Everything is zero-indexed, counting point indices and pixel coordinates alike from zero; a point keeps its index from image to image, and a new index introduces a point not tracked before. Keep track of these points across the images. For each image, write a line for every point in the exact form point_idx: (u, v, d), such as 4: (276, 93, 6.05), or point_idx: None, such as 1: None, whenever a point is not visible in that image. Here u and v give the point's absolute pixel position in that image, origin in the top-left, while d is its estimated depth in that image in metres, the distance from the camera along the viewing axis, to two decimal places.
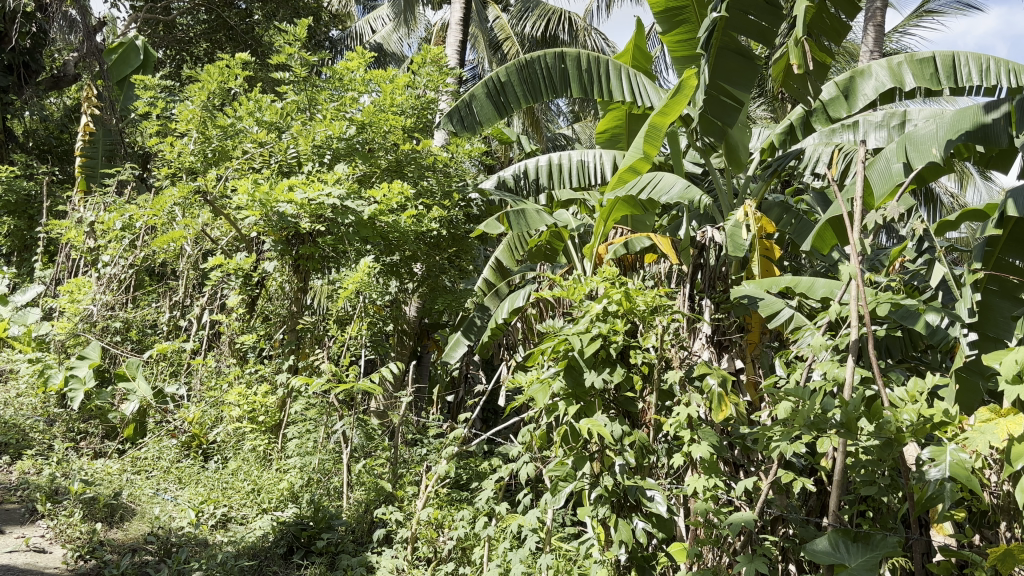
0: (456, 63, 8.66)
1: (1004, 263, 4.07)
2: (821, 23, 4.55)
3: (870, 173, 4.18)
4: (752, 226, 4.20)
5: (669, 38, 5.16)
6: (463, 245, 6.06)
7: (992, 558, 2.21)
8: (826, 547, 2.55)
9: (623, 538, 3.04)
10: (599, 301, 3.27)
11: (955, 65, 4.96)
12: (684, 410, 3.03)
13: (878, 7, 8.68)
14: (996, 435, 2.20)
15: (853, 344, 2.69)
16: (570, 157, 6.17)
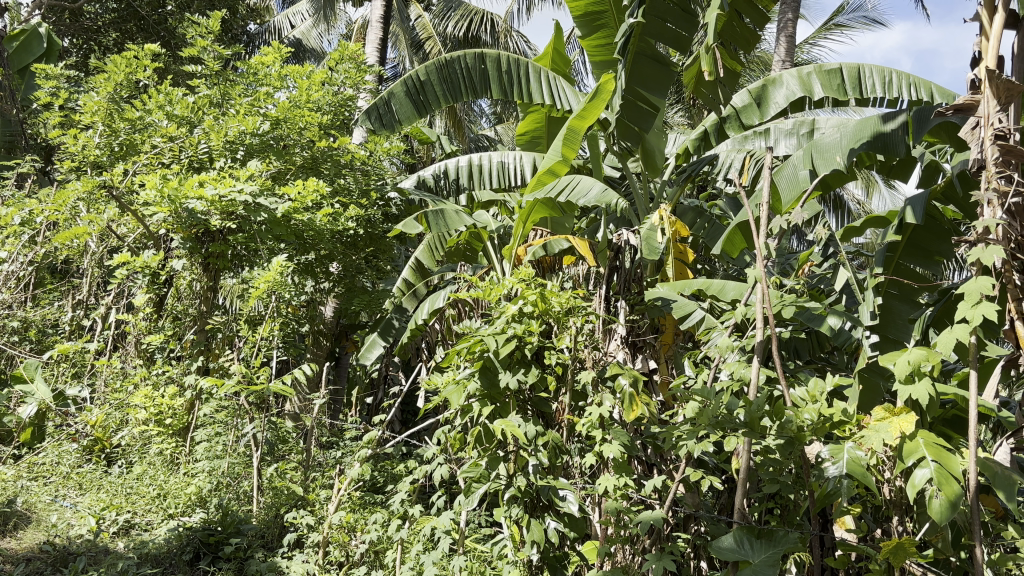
0: (376, 61, 8.57)
1: (903, 268, 4.23)
2: (731, 31, 4.65)
3: (778, 180, 4.27)
4: (667, 230, 4.30)
5: (589, 43, 5.21)
6: (381, 245, 5.98)
7: (885, 552, 2.30)
8: (731, 544, 2.61)
9: (535, 538, 3.04)
10: (514, 302, 3.26)
11: (860, 76, 5.14)
12: (596, 410, 3.05)
13: (790, 19, 8.94)
14: (889, 432, 2.32)
15: (759, 345, 2.78)
16: (491, 157, 6.16)
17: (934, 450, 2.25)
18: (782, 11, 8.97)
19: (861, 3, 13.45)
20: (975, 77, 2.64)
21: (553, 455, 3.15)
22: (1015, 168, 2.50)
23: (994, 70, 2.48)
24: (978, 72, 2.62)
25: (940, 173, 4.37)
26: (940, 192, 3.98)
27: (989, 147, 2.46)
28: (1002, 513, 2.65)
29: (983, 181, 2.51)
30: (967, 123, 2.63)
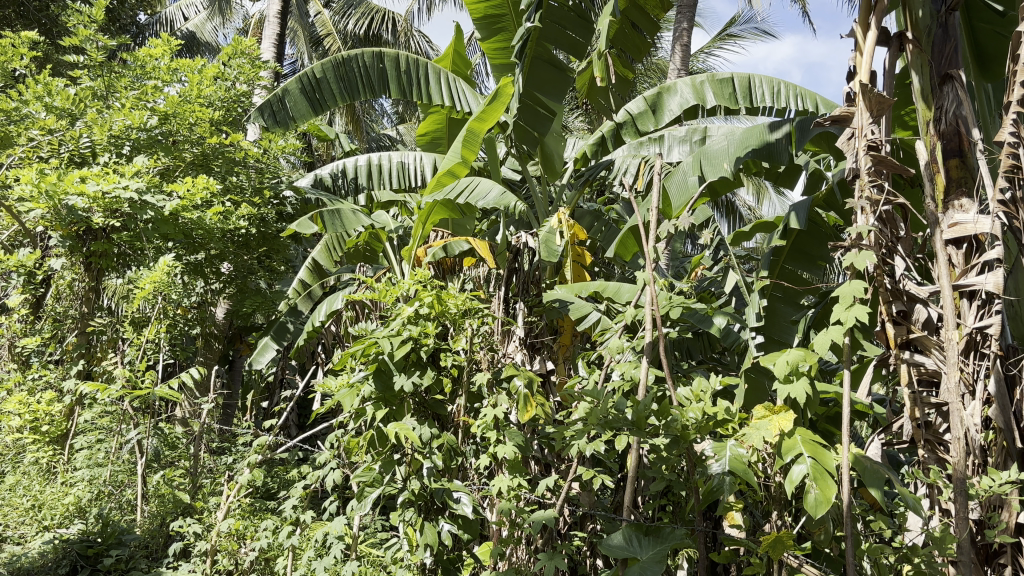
0: (273, 57, 8.38)
1: (787, 271, 4.40)
2: (623, 37, 4.75)
3: (669, 185, 4.36)
4: (565, 233, 4.33)
5: (488, 45, 5.23)
6: (274, 244, 5.79)
7: (764, 545, 2.39)
8: (620, 542, 2.66)
9: (429, 542, 3.00)
10: (410, 304, 3.23)
11: (750, 86, 5.32)
12: (491, 411, 3.06)
13: (686, 28, 9.18)
14: (769, 431, 2.41)
15: (649, 345, 2.85)
16: (391, 157, 6.09)
17: (810, 447, 2.35)
18: (678, 20, 9.21)
19: (752, 16, 13.97)
20: (851, 90, 2.77)
21: (447, 457, 3.13)
22: (886, 177, 2.63)
23: (868, 84, 2.61)
24: (853, 86, 2.75)
25: (823, 181, 4.59)
26: (822, 200, 4.17)
27: (862, 157, 2.58)
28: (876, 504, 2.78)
29: (857, 190, 2.62)
30: (844, 134, 2.75)
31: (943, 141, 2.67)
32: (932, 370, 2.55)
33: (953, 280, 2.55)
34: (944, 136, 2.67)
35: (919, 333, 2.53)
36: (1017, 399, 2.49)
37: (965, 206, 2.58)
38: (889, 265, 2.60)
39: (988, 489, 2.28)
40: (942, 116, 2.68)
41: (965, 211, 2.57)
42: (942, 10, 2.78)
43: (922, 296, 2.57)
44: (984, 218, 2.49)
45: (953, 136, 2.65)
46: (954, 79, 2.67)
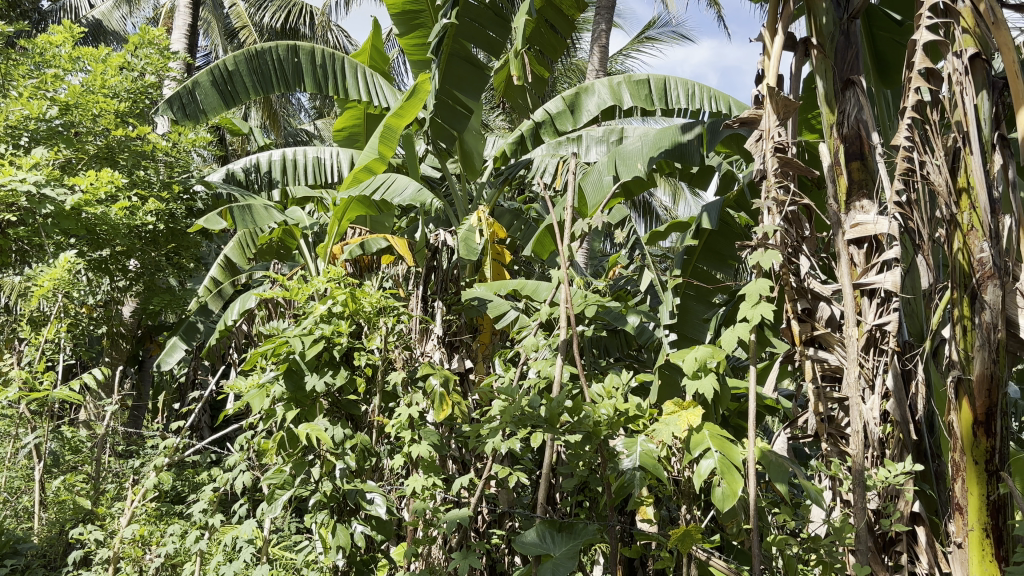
0: (184, 47, 8.14)
1: (700, 270, 4.52)
2: (540, 37, 4.76)
3: (585, 185, 4.40)
4: (485, 231, 4.39)
5: (405, 41, 5.19)
6: (183, 241, 5.58)
7: (674, 539, 2.42)
8: (534, 539, 2.66)
9: (341, 544, 2.93)
10: (323, 302, 3.16)
11: (666, 88, 5.40)
12: (405, 410, 3.02)
13: (603, 29, 9.27)
14: (678, 425, 2.46)
15: (563, 343, 2.87)
16: (306, 153, 5.97)
17: (717, 441, 2.41)
18: (596, 21, 9.29)
19: (669, 20, 14.23)
20: (759, 93, 2.84)
21: (361, 458, 3.09)
22: (792, 179, 2.70)
23: (774, 87, 2.67)
24: (761, 89, 2.82)
25: (735, 182, 4.70)
26: (733, 201, 4.26)
27: (769, 158, 2.64)
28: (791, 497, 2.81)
29: (764, 190, 2.69)
30: (752, 135, 2.81)
31: (846, 143, 2.74)
32: (834, 366, 2.64)
33: (854, 279, 2.64)
34: (847, 139, 2.75)
35: (823, 330, 2.62)
36: (913, 393, 2.60)
37: (866, 207, 2.67)
38: (795, 264, 2.68)
39: (885, 480, 2.38)
40: (844, 120, 2.76)
41: (866, 212, 2.67)
42: (844, 18, 2.89)
43: (825, 294, 2.67)
44: (883, 218, 2.57)
45: (854, 138, 2.73)
46: (855, 84, 2.76)
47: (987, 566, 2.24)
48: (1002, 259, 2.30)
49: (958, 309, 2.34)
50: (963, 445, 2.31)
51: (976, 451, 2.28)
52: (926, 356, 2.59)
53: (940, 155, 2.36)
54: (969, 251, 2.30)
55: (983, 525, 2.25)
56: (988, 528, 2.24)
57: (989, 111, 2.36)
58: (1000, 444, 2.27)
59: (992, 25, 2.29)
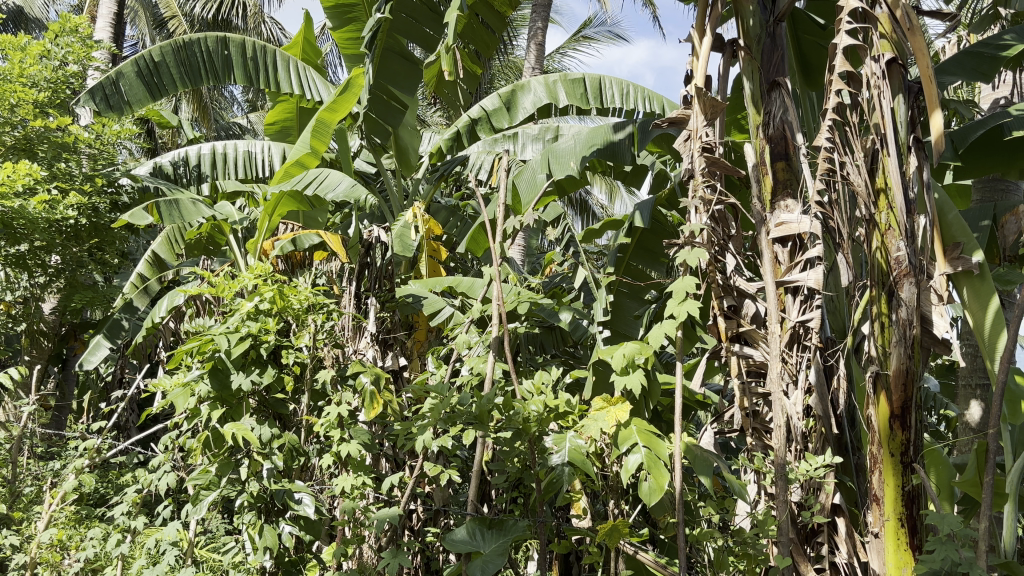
0: (109, 36, 7.90)
1: (633, 267, 4.60)
2: (473, 32, 4.77)
3: (519, 183, 4.43)
4: (421, 228, 4.36)
5: (339, 34, 5.13)
6: (106, 236, 5.44)
7: (601, 534, 2.45)
8: (464, 537, 2.65)
9: (269, 545, 2.87)
10: (249, 299, 3.09)
11: (601, 87, 5.43)
12: (334, 409, 2.97)
13: (540, 27, 9.33)
14: (606, 421, 2.48)
15: (494, 340, 2.86)
16: (237, 146, 5.83)
17: (644, 436, 2.44)
18: (532, 19, 9.34)
19: (605, 19, 14.39)
20: (688, 93, 2.88)
21: (289, 457, 3.04)
22: (718, 178, 2.75)
23: (701, 87, 2.71)
24: (689, 89, 2.86)
25: (667, 181, 4.77)
26: (665, 200, 4.32)
27: (697, 158, 2.68)
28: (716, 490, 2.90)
29: (691, 189, 2.73)
30: (680, 135, 2.85)
31: (770, 144, 2.78)
32: (758, 361, 2.69)
33: (778, 276, 2.68)
34: (772, 140, 2.78)
35: (748, 326, 2.67)
36: (834, 388, 2.67)
37: (790, 206, 2.71)
38: (721, 263, 2.71)
39: (805, 472, 2.43)
40: (769, 121, 2.79)
41: (790, 211, 2.70)
42: (770, 20, 2.92)
43: (750, 291, 2.71)
44: (806, 217, 2.62)
45: (780, 139, 2.77)
46: (781, 85, 2.79)
47: (902, 555, 2.31)
48: (917, 258, 2.39)
49: (875, 306, 2.41)
50: (880, 438, 2.38)
51: (892, 444, 2.35)
52: (846, 352, 2.66)
53: (859, 156, 2.41)
54: (887, 251, 2.37)
55: (899, 515, 2.32)
56: (903, 518, 2.32)
57: (905, 115, 2.45)
58: (914, 437, 2.35)
59: (908, 30, 2.52)
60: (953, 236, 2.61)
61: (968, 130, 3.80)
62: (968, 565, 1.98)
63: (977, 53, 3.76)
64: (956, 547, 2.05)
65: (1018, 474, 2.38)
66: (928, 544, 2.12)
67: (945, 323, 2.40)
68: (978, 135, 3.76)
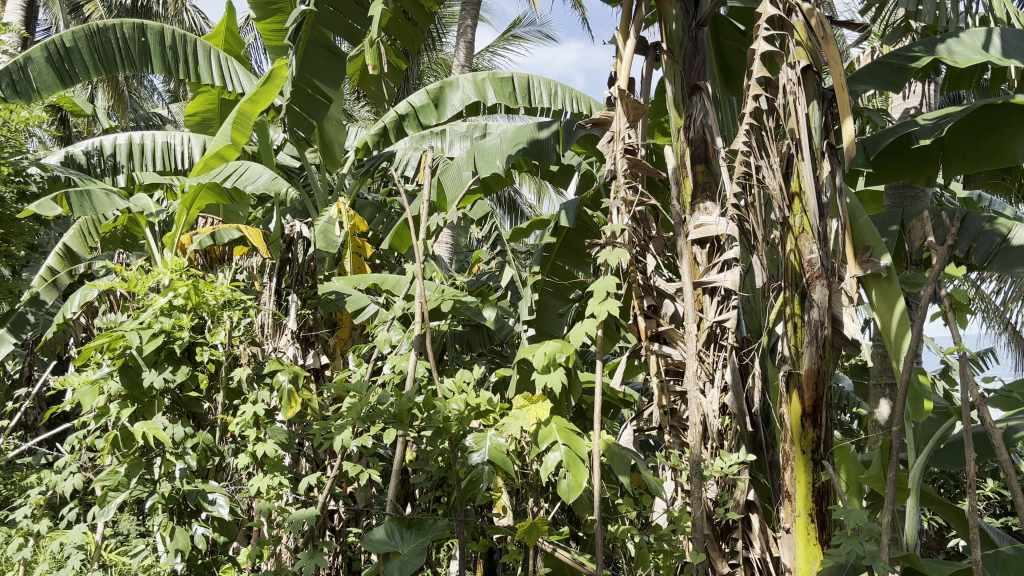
0: (19, 20, 7.59)
1: (557, 266, 4.63)
2: (397, 26, 4.71)
3: (444, 179, 4.38)
4: (345, 223, 4.32)
5: (262, 25, 5.03)
6: (12, 227, 4.89)
7: (520, 532, 2.45)
8: (382, 537, 2.62)
9: (180, 547, 2.77)
10: (163, 294, 2.99)
11: (529, 87, 5.41)
12: (250, 408, 2.90)
13: (469, 25, 9.33)
14: (526, 419, 2.49)
15: (417, 338, 2.83)
16: (154, 137, 5.74)
17: (564, 434, 2.46)
18: (462, 17, 9.32)
19: (534, 19, 14.48)
20: (611, 95, 2.91)
21: (203, 457, 2.96)
22: (640, 180, 2.77)
23: (625, 89, 2.73)
24: (613, 91, 2.89)
25: (593, 182, 4.82)
26: (590, 200, 4.35)
27: (620, 159, 2.70)
28: (636, 488, 2.94)
29: (614, 189, 2.76)
30: (603, 136, 2.87)
31: (691, 147, 2.82)
32: (676, 360, 2.73)
33: (697, 277, 2.72)
34: (693, 143, 2.82)
35: (666, 326, 2.72)
36: (749, 386, 2.73)
37: (709, 209, 2.76)
38: (641, 264, 2.77)
39: (720, 469, 2.48)
40: (690, 124, 2.84)
41: (709, 214, 2.75)
42: (692, 25, 2.98)
43: (669, 292, 2.76)
44: (725, 220, 2.68)
45: (700, 143, 2.81)
46: (701, 89, 2.84)
47: (812, 549, 2.38)
48: (829, 260, 2.46)
49: (788, 307, 2.47)
50: (792, 435, 2.44)
51: (803, 441, 2.42)
52: (761, 351, 2.72)
53: (775, 160, 2.47)
54: (800, 252, 2.43)
55: (809, 511, 2.39)
56: (813, 513, 2.39)
57: (819, 120, 2.51)
58: (824, 435, 2.43)
59: (821, 38, 2.59)
60: (863, 240, 2.70)
61: (878, 138, 3.90)
62: (871, 558, 2.04)
63: (887, 64, 3.91)
64: (860, 540, 2.12)
65: (920, 470, 2.47)
66: (835, 538, 2.18)
67: (855, 324, 2.48)
68: (888, 143, 3.86)
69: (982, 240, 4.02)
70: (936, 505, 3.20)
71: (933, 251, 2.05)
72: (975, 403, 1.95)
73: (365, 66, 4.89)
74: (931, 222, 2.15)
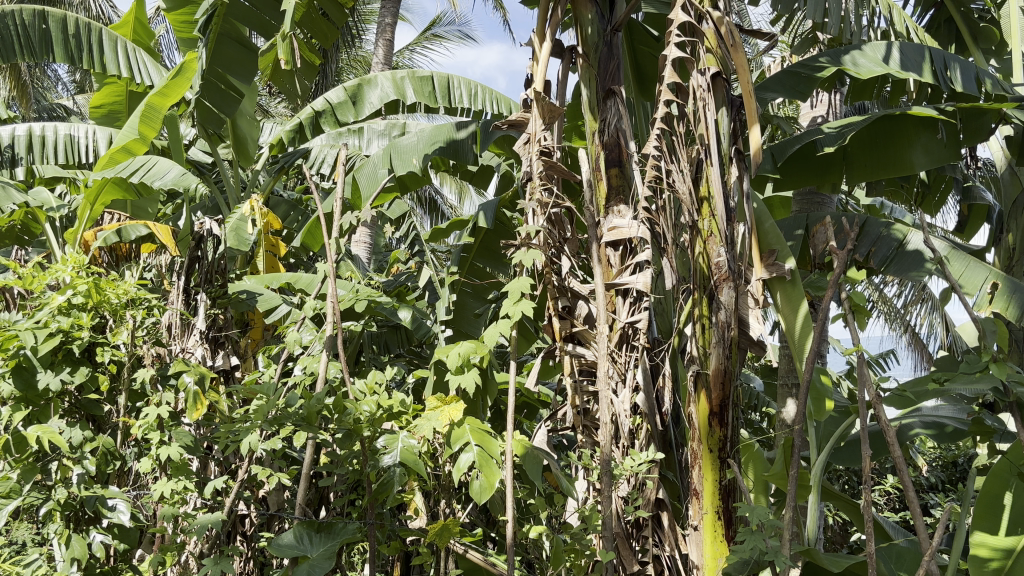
0: None
1: (476, 267, 4.62)
2: (311, 20, 4.64)
3: (359, 177, 4.33)
4: (258, 221, 4.21)
5: (173, 16, 4.87)
6: None
7: (431, 534, 2.43)
8: (290, 541, 2.57)
9: (76, 555, 2.65)
10: (60, 292, 2.87)
11: (449, 86, 5.37)
12: (152, 410, 2.80)
13: (388, 23, 9.25)
14: (439, 420, 2.48)
15: (329, 339, 2.76)
16: (56, 129, 5.52)
17: (476, 435, 2.45)
18: (381, 15, 9.23)
19: (454, 19, 14.49)
20: (527, 96, 2.92)
21: (102, 461, 2.85)
22: (555, 182, 2.79)
23: (541, 92, 2.75)
24: (529, 92, 2.90)
25: (513, 182, 4.83)
26: (508, 201, 4.36)
27: (535, 161, 2.71)
28: (550, 489, 2.95)
29: (529, 191, 2.76)
30: (519, 138, 2.86)
31: (605, 151, 2.85)
32: (590, 360, 2.76)
33: (609, 279, 2.76)
34: (607, 147, 2.85)
35: (580, 327, 2.75)
36: (659, 386, 2.77)
37: (622, 211, 2.79)
38: (556, 265, 2.79)
39: (630, 469, 2.51)
40: (605, 128, 2.86)
41: (622, 217, 2.78)
42: (608, 29, 3.01)
43: (582, 293, 2.79)
44: (636, 223, 2.71)
45: (614, 146, 2.84)
46: (615, 94, 2.88)
47: (718, 546, 2.43)
48: (736, 262, 2.51)
49: (697, 308, 2.52)
50: (700, 434, 2.49)
51: (711, 440, 2.47)
52: (671, 352, 2.77)
53: (685, 164, 2.52)
54: (709, 255, 2.48)
55: (716, 508, 2.44)
56: (720, 511, 2.44)
57: (728, 126, 2.56)
58: (730, 434, 2.48)
59: (730, 47, 2.64)
60: (769, 244, 2.78)
61: (784, 145, 4.03)
62: (774, 553, 2.10)
63: (795, 73, 4.03)
64: (763, 536, 2.17)
65: (822, 466, 2.55)
66: (740, 535, 2.22)
67: (760, 326, 2.55)
68: (794, 151, 3.99)
69: (880, 244, 4.19)
70: (836, 501, 3.32)
71: (834, 255, 2.12)
72: (871, 402, 2.02)
73: (276, 60, 4.74)
74: (833, 227, 2.22)
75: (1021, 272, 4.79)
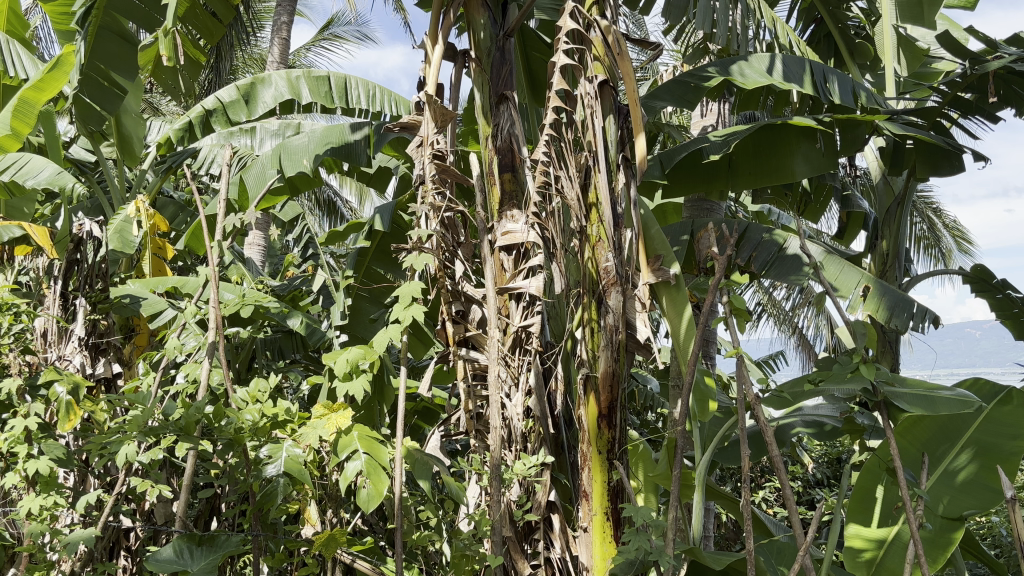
0: None
1: (372, 270, 4.56)
2: (195, 17, 4.48)
3: (247, 176, 4.21)
4: (143, 223, 4.05)
5: (48, 8, 4.64)
6: None
7: (317, 545, 2.37)
8: (169, 556, 2.46)
9: None
10: None
11: (346, 86, 5.28)
12: (20, 422, 2.65)
13: (284, 22, 9.06)
14: (326, 428, 2.42)
15: (210, 346, 2.65)
16: None
17: (364, 442, 2.42)
18: (278, 12, 9.02)
19: (352, 19, 14.31)
20: (420, 99, 2.89)
21: None
22: (449, 186, 2.77)
23: (433, 95, 2.72)
24: (423, 94, 2.87)
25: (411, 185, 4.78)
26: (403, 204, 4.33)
27: (427, 165, 2.68)
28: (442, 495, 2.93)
29: (422, 195, 2.73)
30: (412, 140, 2.83)
31: (498, 156, 2.85)
32: (483, 364, 2.76)
33: (502, 283, 2.77)
34: (500, 152, 2.86)
35: (474, 331, 2.74)
36: (551, 388, 2.79)
37: (515, 216, 2.80)
38: (449, 269, 2.77)
39: (520, 473, 2.51)
40: (498, 132, 2.87)
41: (515, 221, 2.80)
42: (500, 34, 3.02)
43: (476, 297, 2.78)
44: (528, 228, 2.73)
45: (507, 151, 2.84)
46: (508, 99, 2.88)
47: (607, 546, 2.47)
48: (623, 267, 2.55)
49: (586, 312, 2.56)
50: (589, 436, 2.51)
51: (599, 441, 2.50)
52: (563, 355, 2.80)
53: (573, 171, 2.55)
54: (597, 260, 2.52)
55: (604, 509, 2.48)
56: (608, 511, 2.48)
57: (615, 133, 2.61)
58: (618, 435, 2.52)
59: (618, 56, 2.68)
60: (655, 250, 2.84)
61: (672, 152, 4.10)
62: (657, 553, 2.13)
63: (684, 82, 4.14)
64: (647, 537, 2.20)
65: (706, 466, 2.61)
66: (625, 535, 2.24)
67: (647, 329, 2.60)
68: (681, 157, 4.06)
69: (762, 249, 4.35)
70: (722, 499, 3.41)
71: (715, 260, 2.17)
72: (749, 402, 2.08)
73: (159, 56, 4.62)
74: (714, 233, 2.27)
75: (894, 276, 5.04)
